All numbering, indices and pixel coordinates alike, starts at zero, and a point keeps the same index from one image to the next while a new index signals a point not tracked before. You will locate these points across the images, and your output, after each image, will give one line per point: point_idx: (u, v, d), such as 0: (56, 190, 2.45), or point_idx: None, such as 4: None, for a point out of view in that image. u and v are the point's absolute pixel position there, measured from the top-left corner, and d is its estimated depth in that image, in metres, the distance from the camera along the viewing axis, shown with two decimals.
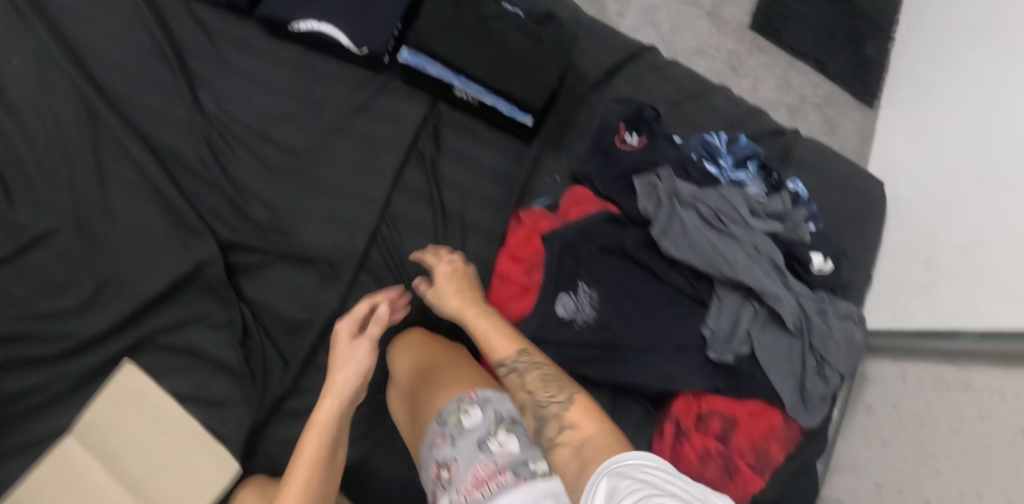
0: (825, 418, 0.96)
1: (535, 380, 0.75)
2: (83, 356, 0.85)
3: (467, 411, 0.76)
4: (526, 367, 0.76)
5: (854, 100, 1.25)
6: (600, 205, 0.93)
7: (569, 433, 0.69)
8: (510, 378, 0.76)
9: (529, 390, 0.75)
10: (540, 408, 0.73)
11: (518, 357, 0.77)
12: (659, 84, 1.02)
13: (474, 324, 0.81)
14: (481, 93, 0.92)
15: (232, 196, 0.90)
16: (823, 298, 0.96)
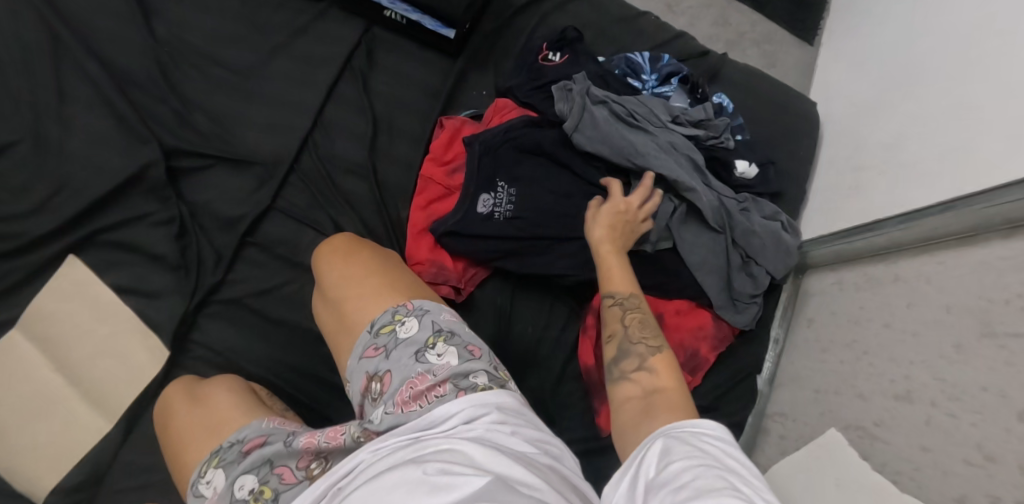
0: (758, 319, 0.97)
1: (635, 320, 0.79)
2: (29, 254, 0.90)
3: (402, 323, 0.71)
4: (622, 305, 0.80)
5: (791, 36, 1.36)
6: (521, 113, 0.98)
7: (642, 375, 0.72)
8: (613, 309, 0.80)
9: (624, 325, 0.78)
10: (626, 342, 0.77)
11: (630, 297, 0.81)
12: (585, 10, 1.10)
13: (606, 256, 0.84)
14: (410, 12, 1.02)
15: (177, 107, 0.98)
16: (748, 199, 0.97)
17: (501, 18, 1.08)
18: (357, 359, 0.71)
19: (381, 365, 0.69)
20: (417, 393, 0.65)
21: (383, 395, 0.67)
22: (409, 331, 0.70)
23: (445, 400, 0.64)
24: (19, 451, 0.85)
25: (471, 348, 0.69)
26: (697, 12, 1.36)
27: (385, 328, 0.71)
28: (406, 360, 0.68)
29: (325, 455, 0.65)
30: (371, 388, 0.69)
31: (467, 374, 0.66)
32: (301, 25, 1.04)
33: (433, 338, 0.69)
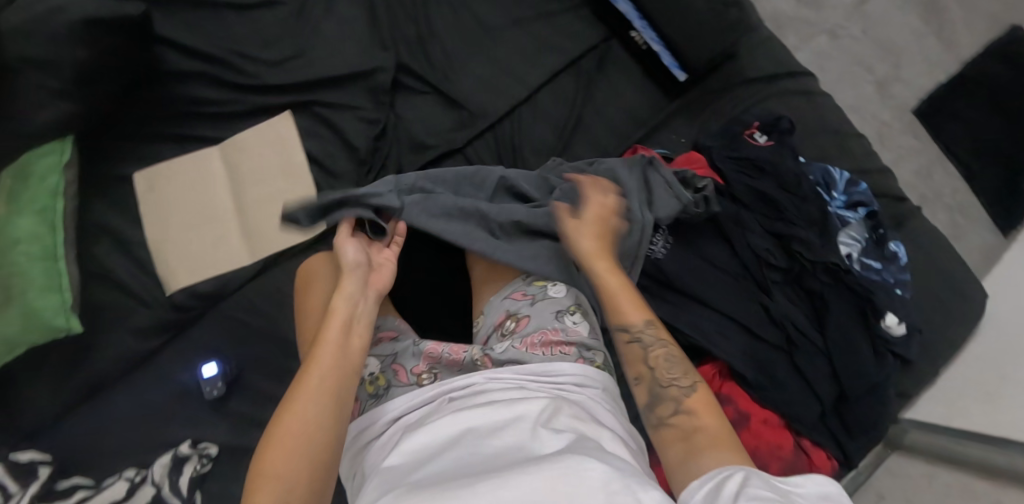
0: (844, 472, 0.91)
1: (658, 355, 0.72)
2: (255, 95, 1.05)
3: (554, 283, 0.81)
4: (650, 341, 0.73)
5: (991, 221, 1.31)
6: (709, 176, 1.00)
7: (682, 419, 0.68)
8: (631, 345, 0.73)
9: (651, 365, 0.72)
10: (658, 386, 0.71)
11: (644, 329, 0.73)
12: (808, 107, 1.11)
13: (606, 283, 0.76)
14: (654, 41, 1.07)
15: (420, 32, 1.09)
16: (886, 361, 0.91)
17: (729, 78, 1.10)
18: (502, 298, 0.81)
19: (522, 307, 0.78)
20: (546, 341, 0.74)
21: (514, 333, 0.76)
22: (557, 293, 0.80)
23: (567, 359, 0.72)
24: (178, 248, 1.01)
25: (597, 331, 0.78)
26: (906, 156, 1.34)
27: (537, 283, 0.81)
28: (545, 313, 0.77)
29: (437, 371, 0.75)
30: (505, 324, 0.78)
31: (590, 349, 0.75)
32: (551, 8, 1.12)
33: (574, 307, 0.78)
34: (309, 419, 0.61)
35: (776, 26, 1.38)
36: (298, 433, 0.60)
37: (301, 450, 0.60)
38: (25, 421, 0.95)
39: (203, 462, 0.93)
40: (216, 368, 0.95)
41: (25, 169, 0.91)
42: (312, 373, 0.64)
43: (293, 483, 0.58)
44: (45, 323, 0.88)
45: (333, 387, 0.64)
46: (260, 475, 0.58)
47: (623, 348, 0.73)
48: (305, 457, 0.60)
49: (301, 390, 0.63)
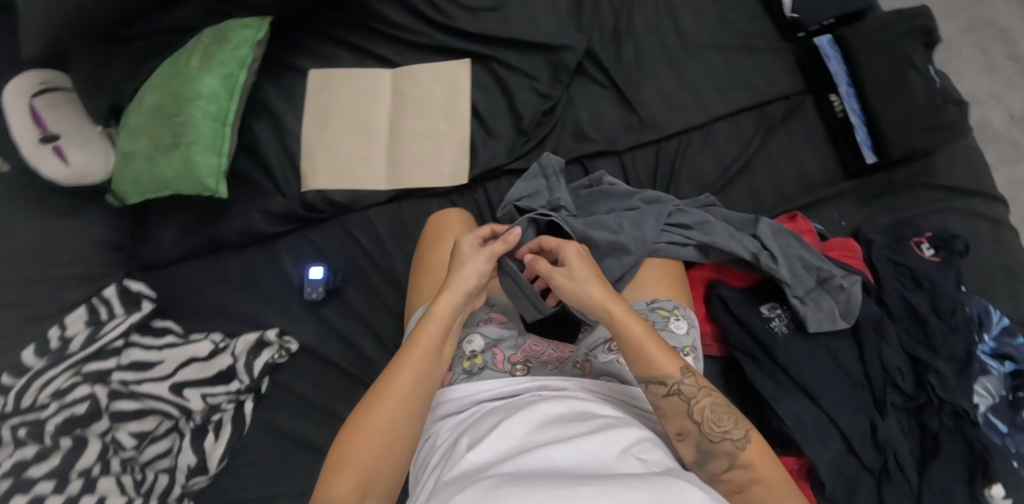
0: None
1: (703, 404, 0.69)
2: (443, 34, 1.07)
3: (676, 320, 0.82)
4: (682, 394, 0.69)
5: None
6: (860, 268, 0.94)
7: (738, 474, 0.67)
8: (671, 398, 0.70)
9: (696, 419, 0.69)
10: (705, 440, 0.68)
11: (681, 378, 0.70)
12: (990, 236, 1.00)
13: (623, 326, 0.72)
14: (854, 112, 1.01)
15: (620, 25, 1.08)
16: None
17: (915, 175, 1.02)
18: None
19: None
20: None
21: None
22: (677, 329, 0.81)
23: None
24: (326, 150, 1.04)
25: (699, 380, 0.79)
26: None
27: (661, 311, 0.82)
28: None
29: (530, 364, 0.80)
30: None
31: None
32: (754, 43, 1.08)
33: (687, 349, 0.80)
34: (389, 423, 0.66)
35: (979, 136, 1.24)
36: (383, 430, 0.65)
37: (382, 447, 0.65)
38: (146, 253, 1.03)
39: (282, 353, 0.97)
40: (323, 273, 0.99)
41: (225, 33, 0.98)
42: (402, 377, 0.68)
43: (371, 479, 0.64)
44: (197, 178, 0.94)
45: (421, 396, 0.68)
46: (342, 460, 0.64)
47: (659, 404, 0.70)
48: (385, 455, 0.65)
49: (390, 390, 0.67)
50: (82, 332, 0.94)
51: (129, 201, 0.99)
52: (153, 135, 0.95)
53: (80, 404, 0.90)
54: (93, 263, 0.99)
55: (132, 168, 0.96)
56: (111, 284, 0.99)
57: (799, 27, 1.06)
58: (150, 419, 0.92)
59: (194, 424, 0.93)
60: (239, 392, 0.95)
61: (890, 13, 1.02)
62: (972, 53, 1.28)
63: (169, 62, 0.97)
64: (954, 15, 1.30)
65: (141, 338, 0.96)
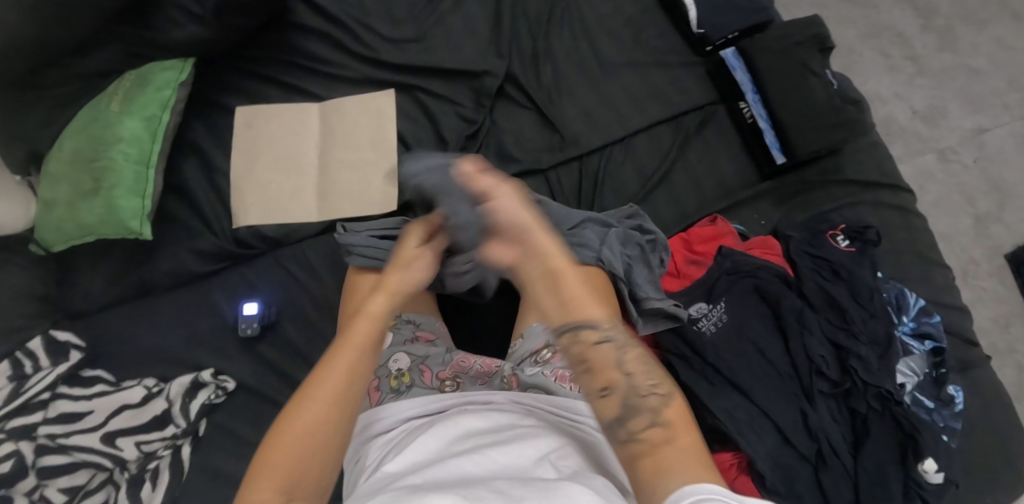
0: None
1: (634, 361, 0.65)
2: (366, 67, 1.10)
3: None
4: (616, 345, 0.65)
5: None
6: (780, 265, 0.99)
7: (657, 432, 0.61)
8: (600, 346, 0.65)
9: (623, 373, 0.64)
10: (632, 395, 0.63)
11: (614, 331, 0.66)
12: (899, 225, 1.06)
13: (557, 263, 0.70)
14: (762, 118, 1.07)
15: (538, 48, 1.12)
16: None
17: (825, 173, 1.07)
18: (544, 327, 0.84)
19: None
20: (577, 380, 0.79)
21: (549, 362, 0.81)
22: None
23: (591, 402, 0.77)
24: (254, 187, 1.04)
25: None
26: (987, 299, 1.22)
27: None
28: None
29: (459, 381, 0.83)
30: (542, 353, 0.83)
31: None
32: (667, 59, 1.13)
33: None
34: (324, 423, 0.62)
35: (886, 132, 1.32)
36: (310, 429, 0.61)
37: (307, 449, 0.60)
38: (71, 303, 1.00)
39: (218, 393, 0.96)
40: (258, 308, 0.99)
41: (145, 76, 0.98)
42: (336, 371, 0.64)
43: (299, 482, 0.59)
44: (120, 221, 0.93)
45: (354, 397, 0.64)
46: (266, 467, 0.59)
47: (589, 353, 0.64)
48: (315, 453, 0.61)
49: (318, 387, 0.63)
50: (5, 388, 0.91)
51: (53, 249, 0.96)
52: (73, 181, 0.94)
53: (3, 462, 0.86)
54: (16, 316, 0.97)
55: (52, 215, 0.94)
56: (36, 337, 0.96)
57: (706, 42, 1.12)
58: (82, 473, 0.89)
59: (129, 474, 0.91)
60: (175, 437, 0.92)
61: (787, 24, 1.10)
62: (873, 56, 1.36)
63: (87, 107, 0.96)
64: (855, 21, 1.39)
65: (69, 389, 0.93)
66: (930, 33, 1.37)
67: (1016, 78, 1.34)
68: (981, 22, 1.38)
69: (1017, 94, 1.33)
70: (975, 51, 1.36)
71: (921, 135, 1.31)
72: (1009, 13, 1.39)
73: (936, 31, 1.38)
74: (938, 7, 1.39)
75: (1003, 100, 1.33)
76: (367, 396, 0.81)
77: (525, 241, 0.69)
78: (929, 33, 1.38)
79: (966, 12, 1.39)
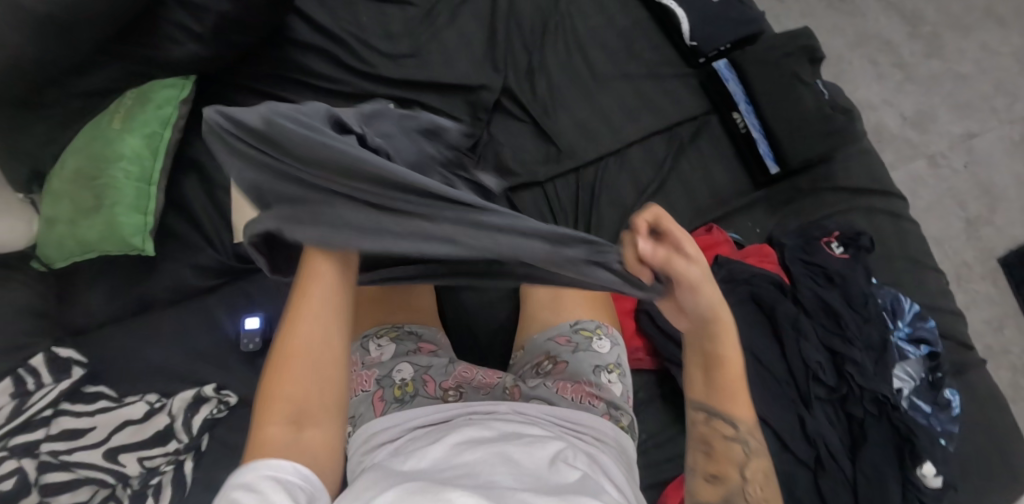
0: None
1: (754, 467, 0.71)
2: (363, 82, 1.11)
3: (599, 339, 0.86)
4: (746, 450, 0.72)
5: None
6: (776, 272, 1.00)
7: None
8: (733, 444, 0.71)
9: (743, 475, 0.71)
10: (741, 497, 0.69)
11: (750, 435, 0.72)
12: (892, 230, 1.07)
13: (727, 354, 0.70)
14: (755, 127, 1.08)
15: (532, 61, 1.14)
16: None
17: (818, 180, 1.09)
18: (545, 339, 0.87)
19: (563, 352, 0.85)
20: (578, 389, 0.81)
21: (551, 373, 0.84)
22: (600, 348, 0.85)
23: (593, 411, 0.79)
24: None
25: (628, 394, 0.84)
26: (980, 301, 1.23)
27: (583, 332, 0.87)
28: (584, 364, 0.83)
29: (461, 391, 0.83)
30: (544, 364, 0.85)
31: (618, 407, 0.81)
32: (659, 70, 1.15)
33: (613, 366, 0.84)
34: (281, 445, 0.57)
35: (877, 138, 1.34)
36: (309, 346, 0.60)
37: (309, 372, 0.59)
38: (73, 319, 1.01)
39: (220, 408, 0.96)
40: (259, 322, 0.99)
41: (146, 94, 0.99)
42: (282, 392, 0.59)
43: (305, 405, 0.59)
44: (122, 237, 0.95)
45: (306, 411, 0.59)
46: (275, 393, 0.59)
47: (714, 442, 0.72)
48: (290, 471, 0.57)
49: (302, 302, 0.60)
50: (7, 405, 0.91)
51: (54, 265, 0.98)
52: (74, 198, 0.95)
53: (6, 481, 0.86)
54: (17, 332, 0.95)
55: (54, 231, 0.95)
56: (37, 355, 0.95)
57: (698, 54, 1.14)
58: (85, 490, 0.90)
59: (132, 490, 0.91)
60: (178, 452, 0.93)
61: (777, 35, 1.12)
62: (862, 64, 1.38)
63: (89, 125, 0.98)
64: (843, 30, 1.41)
65: (71, 405, 0.93)
66: (918, 41, 1.40)
67: (1002, 83, 1.36)
68: (967, 28, 1.41)
69: (1004, 99, 1.35)
70: (961, 57, 1.38)
71: (912, 141, 1.33)
72: (994, 19, 1.41)
73: (923, 38, 1.40)
74: (924, 15, 1.42)
75: (990, 105, 1.35)
76: (371, 407, 0.81)
77: (700, 320, 0.68)
78: (916, 40, 1.40)
79: (952, 19, 1.41)
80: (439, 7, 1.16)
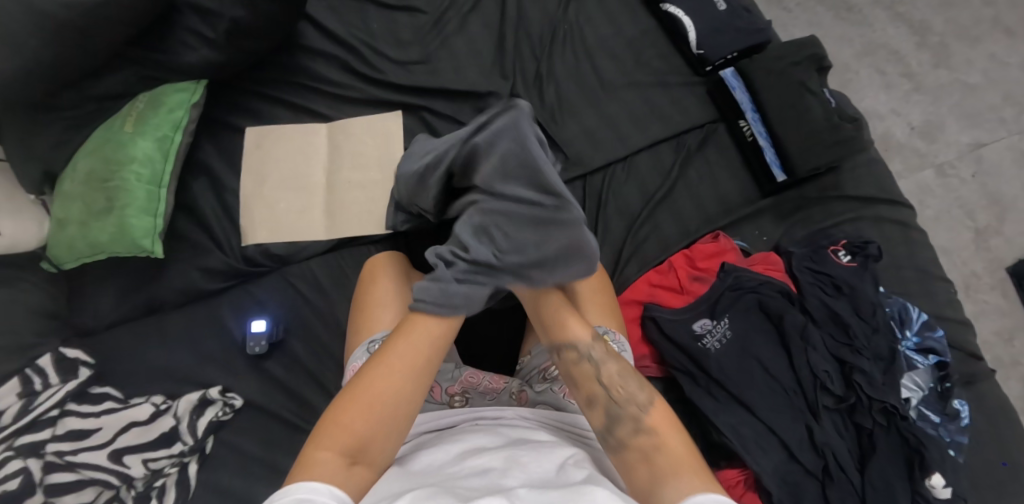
0: None
1: (611, 371, 0.74)
2: (372, 88, 1.12)
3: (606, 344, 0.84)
4: (595, 359, 0.75)
5: None
6: (783, 280, 1.00)
7: (643, 439, 0.68)
8: (581, 363, 0.75)
9: (603, 383, 0.73)
10: (612, 405, 0.71)
11: (593, 346, 0.76)
12: (899, 240, 1.07)
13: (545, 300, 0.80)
14: (762, 136, 1.09)
15: (540, 67, 1.15)
16: None
17: (825, 189, 1.09)
18: None
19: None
20: None
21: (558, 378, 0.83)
22: None
23: None
24: (260, 206, 1.06)
25: None
26: (989, 312, 1.22)
27: None
28: None
29: (468, 396, 0.83)
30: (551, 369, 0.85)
31: None
32: (667, 78, 1.16)
33: None
34: (330, 471, 0.62)
35: (884, 148, 1.34)
36: (384, 385, 0.68)
37: (375, 416, 0.67)
38: (82, 320, 1.02)
39: (226, 410, 0.96)
40: (266, 325, 1.00)
41: (158, 98, 1.01)
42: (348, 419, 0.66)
43: (364, 443, 0.65)
44: (132, 240, 0.96)
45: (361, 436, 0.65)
46: (336, 426, 0.65)
47: (574, 370, 0.75)
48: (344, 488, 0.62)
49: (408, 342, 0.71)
50: (14, 405, 0.91)
51: (64, 266, 0.98)
52: (86, 200, 0.96)
53: (12, 480, 0.86)
54: (25, 332, 0.95)
55: (65, 233, 0.96)
56: (45, 354, 0.96)
57: (705, 62, 1.15)
58: (89, 490, 0.89)
59: (136, 492, 0.91)
60: (182, 454, 0.93)
61: (785, 44, 1.12)
62: (870, 74, 1.39)
63: (100, 128, 0.99)
64: (850, 40, 1.41)
65: (78, 406, 0.94)
66: (925, 51, 1.40)
67: (1010, 94, 1.36)
68: (975, 39, 1.41)
69: (1012, 110, 1.35)
70: (969, 67, 1.39)
71: (919, 150, 1.33)
72: (1002, 29, 1.41)
73: (931, 49, 1.40)
74: (932, 25, 1.42)
75: (999, 115, 1.35)
76: None
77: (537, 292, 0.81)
78: (924, 51, 1.40)
79: (960, 29, 1.41)
80: (448, 14, 1.18)
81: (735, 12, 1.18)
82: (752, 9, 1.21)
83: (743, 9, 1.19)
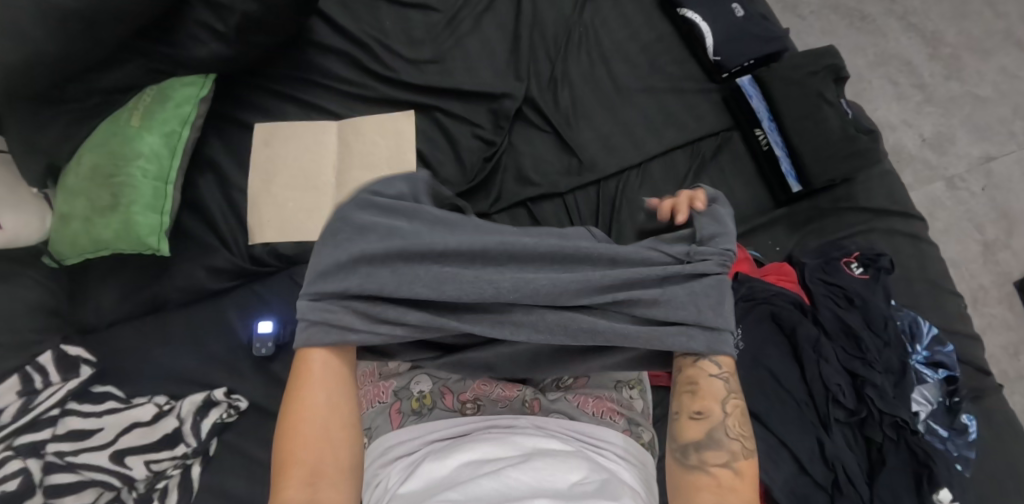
0: None
1: (736, 407, 0.69)
2: (384, 86, 1.11)
3: None
4: (726, 383, 0.69)
5: None
6: (796, 291, 0.99)
7: (725, 474, 0.65)
8: (715, 380, 0.69)
9: (724, 411, 0.68)
10: (720, 432, 0.67)
11: (732, 377, 0.70)
12: (911, 253, 1.07)
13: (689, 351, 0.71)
14: (777, 145, 1.08)
15: (555, 69, 1.13)
16: None
17: (839, 200, 1.08)
18: None
19: None
20: (602, 407, 0.81)
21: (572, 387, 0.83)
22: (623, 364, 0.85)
23: (617, 427, 0.79)
24: (266, 205, 1.04)
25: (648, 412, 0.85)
26: (996, 325, 1.23)
27: None
28: (605, 382, 0.84)
29: (480, 404, 0.82)
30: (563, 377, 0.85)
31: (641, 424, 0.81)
32: (682, 85, 1.15)
33: (634, 383, 0.85)
34: None
35: (896, 158, 1.33)
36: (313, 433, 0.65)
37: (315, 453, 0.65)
38: (86, 317, 1.00)
39: (230, 412, 0.94)
40: (273, 327, 0.98)
41: (166, 92, 0.99)
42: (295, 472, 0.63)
43: (322, 465, 0.64)
44: (138, 237, 0.94)
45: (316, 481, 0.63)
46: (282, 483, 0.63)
47: (701, 380, 0.69)
48: None
49: (308, 387, 0.68)
50: (13, 403, 0.89)
51: (66, 261, 0.97)
52: (90, 197, 0.94)
53: (11, 480, 0.84)
54: (26, 329, 0.93)
55: (71, 229, 0.94)
56: (47, 351, 0.94)
57: (721, 69, 1.14)
58: (89, 492, 0.87)
59: (138, 494, 0.89)
60: (186, 456, 0.91)
61: (801, 54, 1.12)
62: (882, 83, 1.38)
63: (106, 123, 0.96)
64: (864, 49, 1.41)
65: (80, 405, 0.91)
66: (938, 62, 1.40)
67: (1021, 107, 1.37)
68: (987, 51, 1.41)
69: (1022, 123, 1.35)
70: (980, 79, 1.39)
71: (931, 162, 1.33)
72: (1014, 42, 1.41)
73: (943, 60, 1.40)
74: (944, 36, 1.42)
75: (1009, 128, 1.35)
76: (388, 419, 0.81)
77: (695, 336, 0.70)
78: (936, 62, 1.40)
79: (973, 41, 1.41)
80: (463, 13, 1.16)
81: (752, 18, 1.17)
82: (768, 16, 1.20)
83: (759, 15, 1.18)
